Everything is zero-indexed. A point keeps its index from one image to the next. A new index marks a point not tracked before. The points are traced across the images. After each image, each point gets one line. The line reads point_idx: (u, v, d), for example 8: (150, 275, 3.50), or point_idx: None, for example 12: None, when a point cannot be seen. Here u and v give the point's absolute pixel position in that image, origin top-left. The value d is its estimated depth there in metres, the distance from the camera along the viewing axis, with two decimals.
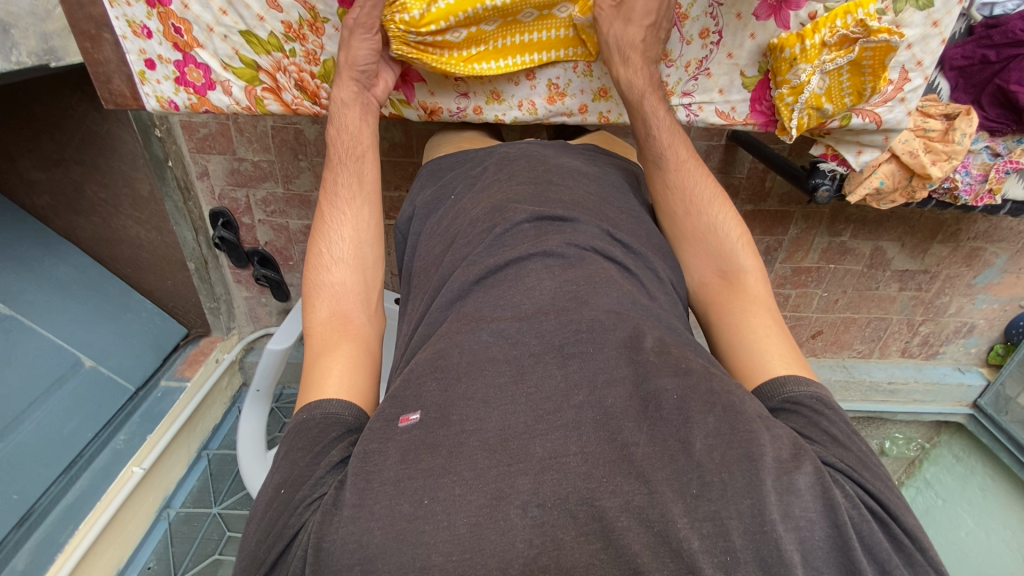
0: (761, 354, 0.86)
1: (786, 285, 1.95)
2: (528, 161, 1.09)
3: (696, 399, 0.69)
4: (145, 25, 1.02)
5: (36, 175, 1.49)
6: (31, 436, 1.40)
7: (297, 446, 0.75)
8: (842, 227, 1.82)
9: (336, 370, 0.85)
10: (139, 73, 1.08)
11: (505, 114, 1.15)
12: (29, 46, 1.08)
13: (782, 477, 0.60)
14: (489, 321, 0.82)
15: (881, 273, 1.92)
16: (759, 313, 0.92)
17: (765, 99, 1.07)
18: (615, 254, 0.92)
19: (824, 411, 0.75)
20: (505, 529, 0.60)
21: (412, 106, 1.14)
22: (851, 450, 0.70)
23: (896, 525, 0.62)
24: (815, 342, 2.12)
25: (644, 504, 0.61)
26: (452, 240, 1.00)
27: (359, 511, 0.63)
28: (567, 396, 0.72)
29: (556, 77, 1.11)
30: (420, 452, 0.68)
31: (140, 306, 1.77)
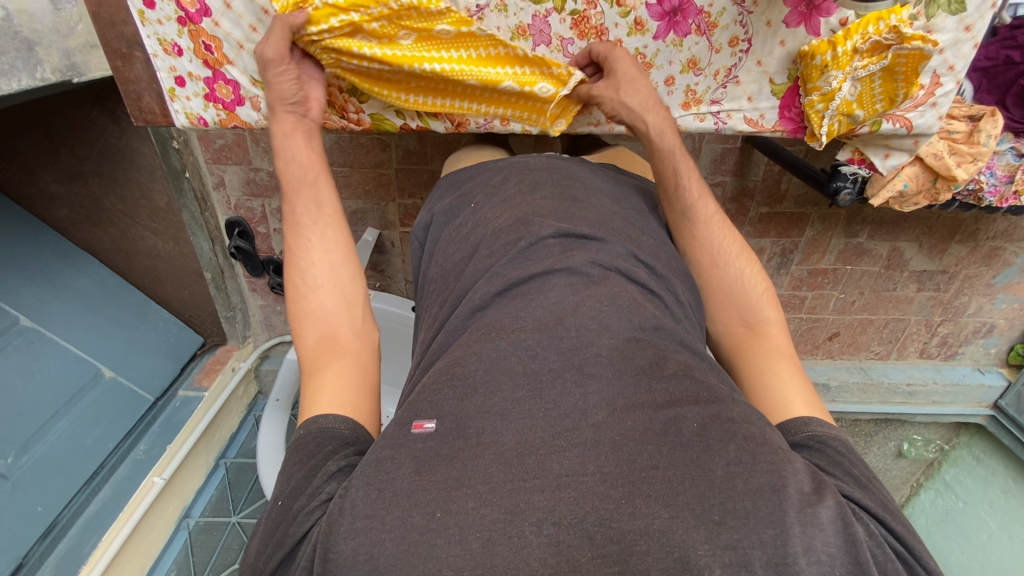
0: (783, 392, 0.87)
1: (803, 287, 1.95)
2: (550, 177, 1.08)
3: (717, 426, 0.70)
4: (176, 43, 1.03)
5: (56, 188, 1.51)
6: (52, 448, 1.41)
7: (293, 459, 0.76)
8: (858, 228, 1.81)
9: (329, 388, 0.84)
10: (168, 90, 1.08)
11: (532, 125, 1.14)
12: (51, 64, 1.09)
13: (805, 510, 0.61)
14: (507, 330, 0.82)
15: (899, 274, 1.91)
16: (783, 362, 0.92)
17: (794, 106, 1.07)
18: (634, 273, 0.91)
19: (846, 452, 0.75)
20: (520, 546, 0.60)
21: (439, 119, 1.14)
22: (874, 492, 0.71)
23: (916, 565, 0.64)
24: (832, 344, 2.11)
25: (664, 527, 0.60)
26: (475, 247, 0.99)
27: (371, 522, 0.63)
28: (585, 415, 0.72)
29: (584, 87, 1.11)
30: (433, 464, 0.68)
31: (157, 316, 1.78)
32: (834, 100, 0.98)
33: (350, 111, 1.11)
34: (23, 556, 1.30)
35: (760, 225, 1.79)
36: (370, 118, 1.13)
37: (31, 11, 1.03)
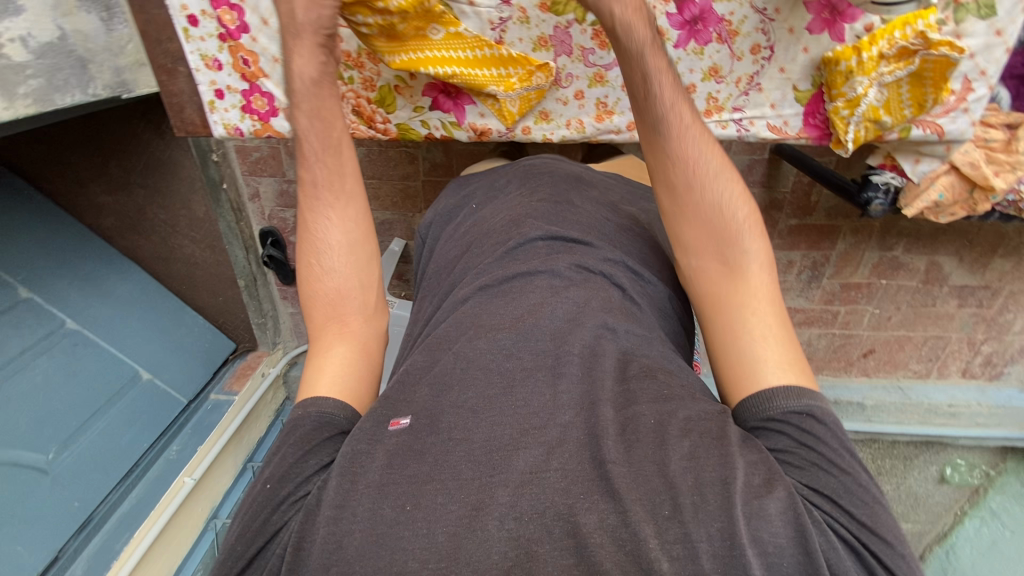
0: (752, 356, 0.75)
1: (835, 302, 1.90)
2: (552, 184, 1.08)
3: (675, 427, 0.67)
4: (217, 59, 1.11)
5: (103, 199, 1.62)
6: (92, 446, 1.47)
7: (291, 442, 0.74)
8: (894, 241, 1.76)
9: (330, 370, 0.84)
10: (209, 102, 1.15)
11: (553, 132, 1.16)
12: (102, 81, 1.17)
13: (751, 503, 0.58)
14: (480, 333, 0.81)
15: (938, 289, 1.84)
16: (764, 307, 0.79)
17: (819, 112, 1.05)
18: (617, 278, 0.90)
19: (814, 429, 0.66)
20: (482, 538, 0.59)
21: (462, 128, 1.15)
22: (848, 477, 0.63)
23: (873, 559, 0.58)
24: (867, 361, 2.04)
25: (617, 522, 0.59)
26: (468, 245, 1.03)
27: (341, 512, 0.63)
28: (553, 413, 0.70)
29: (603, 96, 1.12)
30: (406, 458, 0.68)
31: (193, 321, 1.85)
32: (859, 106, 0.97)
33: (377, 122, 1.16)
34: (58, 549, 1.33)
35: (790, 238, 1.76)
36: (397, 128, 1.17)
37: (86, 32, 1.12)
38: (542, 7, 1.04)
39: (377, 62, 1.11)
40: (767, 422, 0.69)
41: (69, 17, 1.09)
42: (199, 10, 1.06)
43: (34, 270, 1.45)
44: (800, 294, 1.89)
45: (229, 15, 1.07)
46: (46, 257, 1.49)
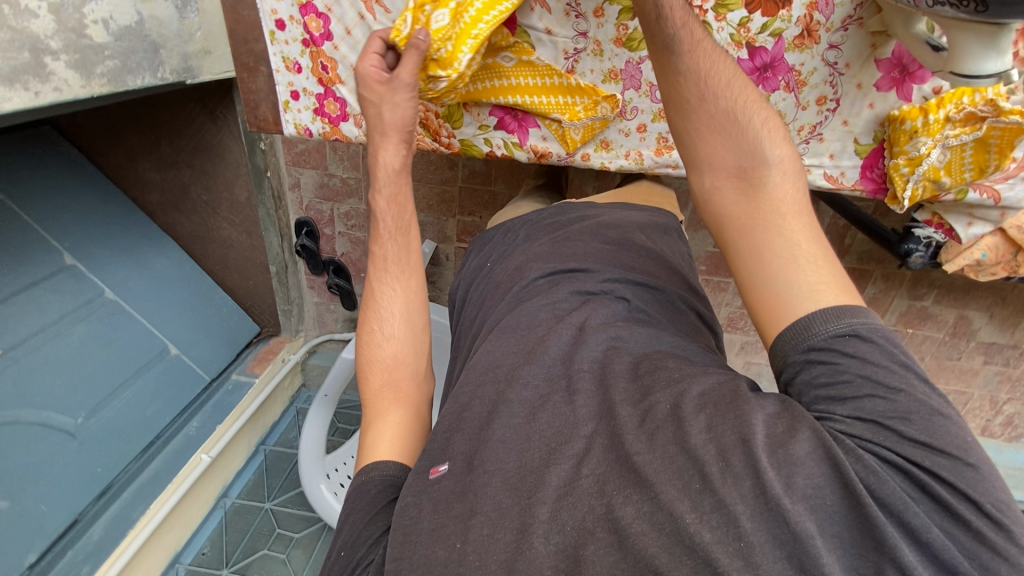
0: (784, 277, 0.69)
1: None
2: (552, 226, 1.14)
3: (693, 407, 0.64)
4: (297, 61, 1.14)
5: (151, 175, 1.69)
6: (119, 413, 1.51)
7: (359, 508, 0.79)
8: (924, 291, 1.74)
9: (387, 434, 0.91)
10: (284, 102, 1.20)
11: (611, 161, 1.18)
12: (169, 67, 1.20)
13: (777, 452, 0.54)
14: (506, 372, 0.81)
15: (965, 342, 1.82)
16: (795, 221, 0.72)
17: (878, 166, 1.06)
18: (618, 293, 0.92)
19: (855, 348, 0.60)
20: (531, 558, 0.59)
21: (523, 149, 1.19)
22: (897, 395, 0.57)
23: (921, 472, 0.52)
24: None
25: (653, 509, 0.57)
26: (483, 299, 1.06)
27: (399, 564, 0.65)
28: (576, 426, 0.69)
29: (666, 131, 1.12)
30: (451, 501, 0.69)
31: (222, 301, 1.90)
32: (921, 166, 0.97)
33: (442, 136, 1.21)
34: (77, 515, 1.37)
35: None
36: (460, 143, 1.21)
37: (161, 18, 1.15)
38: (618, 41, 1.04)
39: None
40: (810, 355, 0.63)
41: (147, 4, 1.12)
42: (286, 15, 1.08)
43: (79, 240, 1.52)
44: None
45: (315, 22, 1.07)
46: (87, 228, 1.56)
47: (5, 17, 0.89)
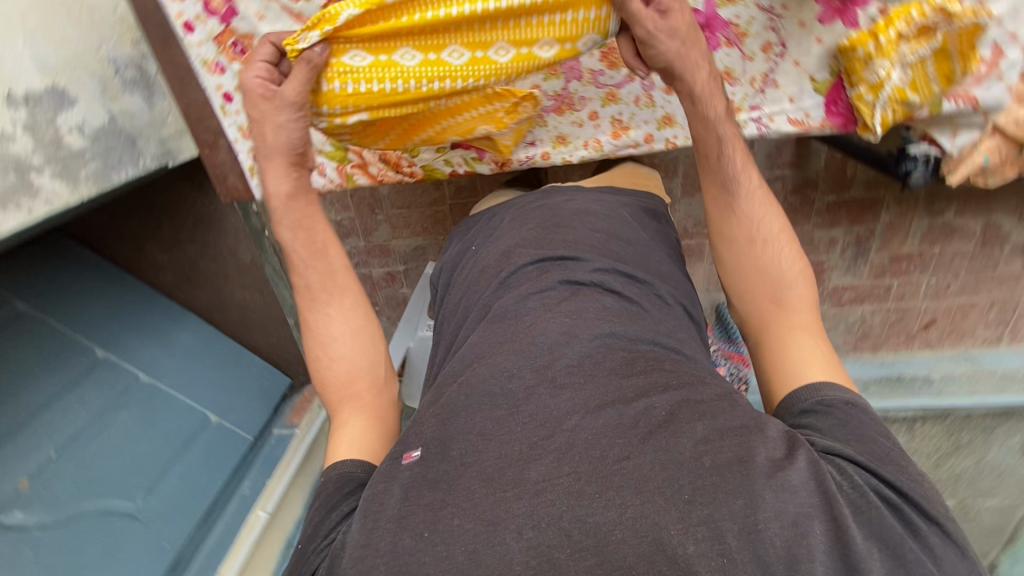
0: (803, 369, 0.84)
1: (886, 275, 1.83)
2: (539, 211, 1.11)
3: (689, 409, 0.69)
4: (252, 127, 1.14)
5: (161, 258, 1.76)
6: (175, 489, 1.58)
7: (317, 503, 0.83)
8: (942, 206, 1.68)
9: (346, 439, 0.95)
10: (250, 168, 1.19)
11: (572, 154, 1.24)
12: (150, 155, 1.25)
13: (775, 477, 0.59)
14: (484, 359, 0.83)
15: (998, 249, 1.74)
16: (811, 339, 0.89)
17: (840, 99, 1.05)
18: (608, 284, 0.92)
19: (850, 413, 0.73)
20: (502, 553, 0.59)
21: (483, 162, 1.27)
22: (883, 450, 0.68)
23: (911, 512, 0.62)
24: (929, 332, 1.96)
25: (638, 515, 0.59)
26: (466, 285, 1.06)
27: (365, 551, 0.65)
28: (560, 420, 0.70)
29: (619, 113, 1.20)
30: (422, 488, 0.69)
31: (251, 362, 1.93)
32: (883, 91, 0.95)
33: (404, 166, 1.27)
34: None
35: (829, 215, 1.72)
36: (422, 168, 1.27)
37: (132, 111, 1.20)
38: None
39: None
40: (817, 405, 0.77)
41: (116, 101, 1.17)
42: (231, 85, 1.11)
43: (106, 334, 1.58)
44: (848, 271, 1.84)
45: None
46: (111, 320, 1.61)
47: None
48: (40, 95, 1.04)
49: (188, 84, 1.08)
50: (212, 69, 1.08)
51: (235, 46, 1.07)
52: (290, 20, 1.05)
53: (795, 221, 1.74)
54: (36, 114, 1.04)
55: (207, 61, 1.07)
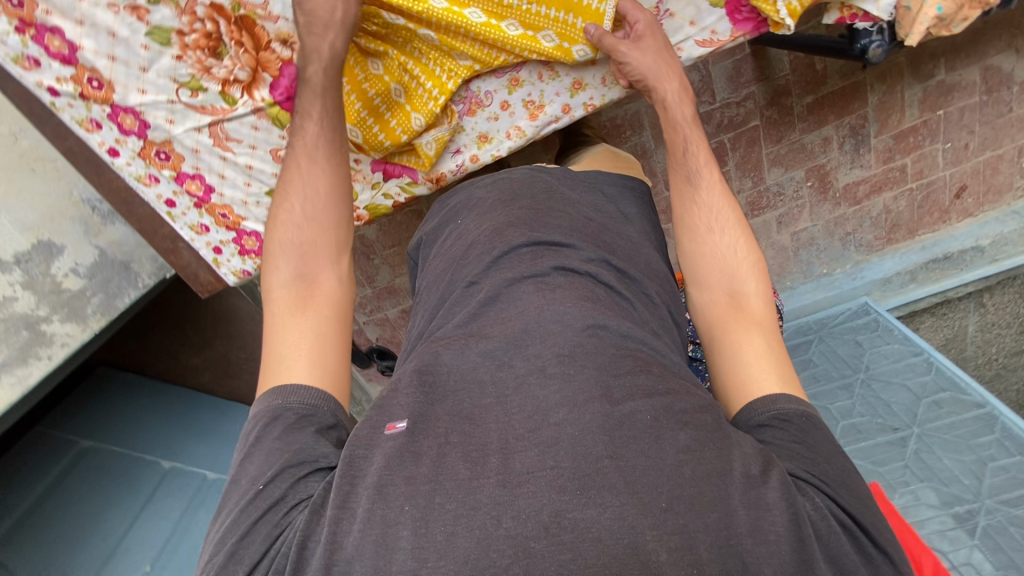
0: (751, 371, 0.73)
1: (896, 155, 1.71)
2: (529, 186, 0.98)
3: (669, 419, 0.62)
4: (202, 223, 1.07)
5: (194, 360, 1.89)
6: None
7: (277, 436, 0.67)
8: (930, 67, 1.59)
9: (307, 354, 0.75)
10: (212, 260, 1.12)
11: (499, 149, 1.10)
12: (147, 272, 1.34)
13: (749, 494, 0.56)
14: (471, 340, 0.76)
15: (1007, 91, 1.64)
16: (759, 336, 0.77)
17: (742, 5, 0.98)
18: (602, 277, 0.83)
19: (810, 430, 0.65)
20: (481, 538, 0.54)
21: (420, 184, 1.13)
22: (841, 469, 0.62)
23: (866, 537, 0.58)
24: (964, 201, 1.82)
25: (616, 516, 0.54)
26: (456, 258, 0.93)
27: (341, 513, 0.59)
28: (547, 414, 0.63)
29: (528, 94, 1.05)
30: (404, 460, 0.62)
31: None
32: None
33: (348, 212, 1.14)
34: None
35: (815, 116, 1.63)
36: (367, 211, 1.14)
37: (118, 239, 1.28)
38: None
39: None
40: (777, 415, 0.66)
41: (100, 235, 1.26)
42: (170, 192, 1.01)
43: (168, 445, 1.67)
44: (855, 165, 1.72)
45: (195, 185, 1.01)
46: (154, 429, 1.68)
47: None
48: (29, 253, 1.15)
49: (134, 202, 1.04)
50: (148, 182, 1.00)
51: (159, 155, 0.96)
52: (199, 115, 0.93)
53: (780, 133, 1.65)
54: (31, 269, 1.16)
55: (141, 177, 0.99)
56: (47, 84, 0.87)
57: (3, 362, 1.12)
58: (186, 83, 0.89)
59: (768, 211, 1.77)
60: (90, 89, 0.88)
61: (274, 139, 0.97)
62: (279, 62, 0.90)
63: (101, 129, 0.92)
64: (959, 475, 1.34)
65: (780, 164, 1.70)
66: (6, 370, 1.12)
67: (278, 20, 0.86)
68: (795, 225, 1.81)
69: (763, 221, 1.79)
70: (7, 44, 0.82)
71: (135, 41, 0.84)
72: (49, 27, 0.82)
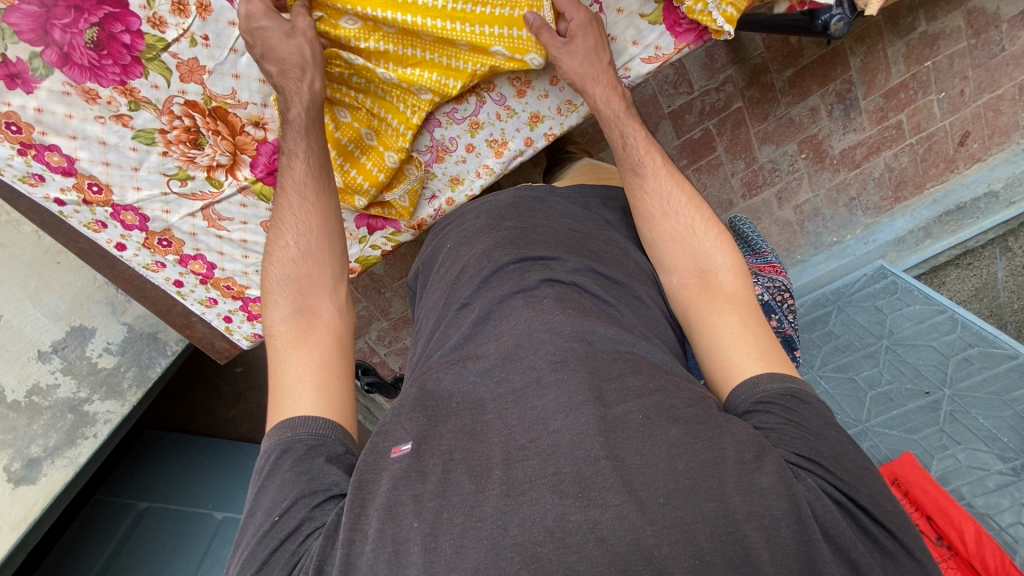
0: (728, 352, 0.74)
1: (889, 114, 1.68)
2: (513, 208, 1.01)
3: (659, 415, 0.63)
4: (209, 296, 1.14)
5: (230, 412, 2.01)
6: None
7: (289, 466, 0.69)
8: (909, 20, 1.57)
9: (311, 382, 0.78)
10: (225, 328, 1.19)
11: (472, 188, 1.15)
12: (173, 339, 1.42)
13: (743, 480, 0.57)
14: (469, 361, 0.78)
15: (995, 31, 1.60)
16: (731, 314, 0.78)
17: (680, 18, 1.00)
18: (588, 286, 0.84)
19: (797, 407, 0.65)
20: (490, 547, 0.56)
21: (403, 231, 1.19)
22: (833, 445, 0.62)
23: (864, 514, 0.58)
24: (970, 146, 1.76)
25: (618, 516, 0.55)
26: (449, 283, 0.96)
27: (353, 535, 0.61)
28: (547, 422, 0.66)
29: (491, 133, 1.09)
30: (411, 479, 0.64)
31: None
32: None
33: None
34: None
35: (798, 89, 1.62)
36: (358, 262, 1.21)
37: (142, 313, 1.38)
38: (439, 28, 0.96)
39: None
40: (762, 401, 0.67)
41: (127, 311, 1.36)
42: (176, 274, 1.08)
43: (216, 495, 1.73)
44: (848, 129, 1.69)
45: (198, 264, 1.08)
46: (203, 481, 1.76)
47: (39, 403, 1.23)
48: (63, 340, 1.28)
49: (146, 287, 1.11)
50: (156, 268, 1.07)
51: (161, 243, 1.04)
52: (191, 202, 1.00)
53: (765, 111, 1.63)
54: (67, 355, 1.28)
55: (149, 265, 1.06)
56: (54, 197, 0.94)
57: (54, 446, 1.24)
58: (174, 175, 0.96)
59: (765, 188, 1.76)
60: (92, 195, 0.95)
61: (262, 213, 1.04)
62: (255, 143, 0.96)
63: (106, 228, 1.00)
64: (997, 434, 1.27)
65: (771, 141, 1.68)
66: (57, 453, 1.24)
67: (248, 106, 0.92)
68: (796, 199, 1.79)
69: (762, 199, 1.77)
70: (13, 166, 0.90)
71: (124, 145, 0.91)
72: (47, 146, 0.89)
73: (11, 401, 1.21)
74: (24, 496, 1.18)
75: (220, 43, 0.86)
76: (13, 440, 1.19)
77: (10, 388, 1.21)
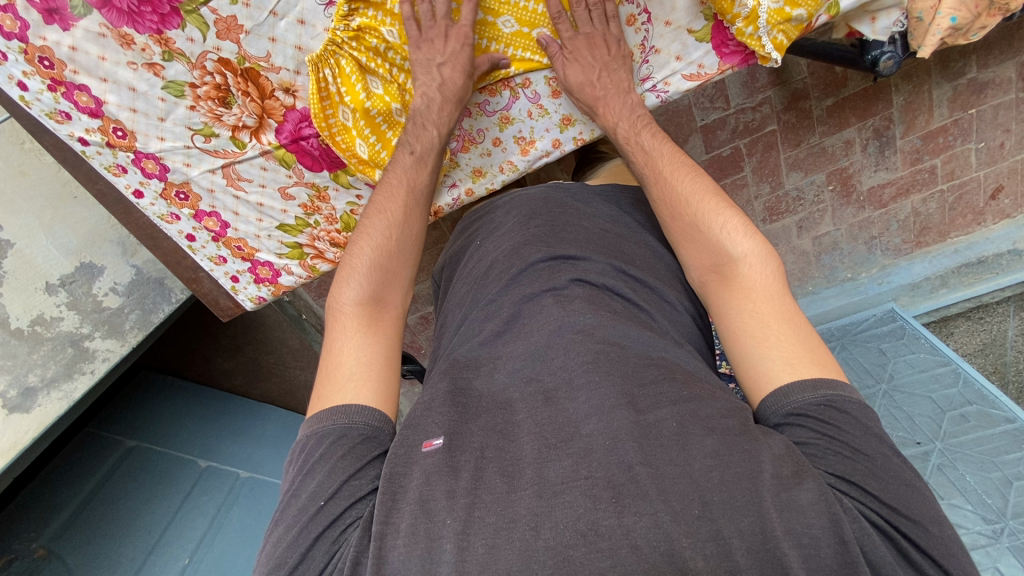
0: (760, 357, 0.71)
1: (924, 157, 1.64)
2: (545, 205, 1.00)
3: (694, 425, 0.64)
4: (220, 254, 1.14)
5: (227, 365, 2.04)
6: None
7: (339, 455, 0.69)
8: (959, 65, 1.51)
9: (373, 375, 0.79)
10: (231, 287, 1.19)
11: (493, 182, 1.14)
12: (179, 288, 1.45)
13: (781, 495, 0.57)
14: (499, 362, 0.80)
15: None
16: (759, 305, 0.75)
17: (729, 39, 0.98)
18: (619, 290, 0.84)
19: (833, 420, 0.63)
20: (523, 548, 0.56)
21: None
22: (874, 462, 0.60)
23: (905, 540, 0.56)
24: (1000, 201, 1.73)
25: (653, 523, 0.55)
26: (475, 283, 0.96)
27: (385, 529, 0.62)
28: (579, 424, 0.66)
29: (519, 130, 1.08)
30: (448, 476, 0.65)
31: None
32: (759, 18, 0.89)
33: None
34: None
35: (835, 119, 1.58)
36: None
37: (150, 257, 1.41)
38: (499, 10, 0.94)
39: (329, 200, 1.08)
40: (796, 417, 0.65)
41: (136, 254, 1.39)
42: (190, 228, 1.09)
43: (202, 446, 1.76)
44: (879, 167, 1.66)
45: (212, 222, 1.08)
46: (204, 433, 1.80)
47: (42, 334, 1.26)
48: (72, 275, 1.30)
49: (159, 237, 1.12)
50: (170, 219, 1.07)
51: (179, 195, 1.04)
52: (213, 158, 1.00)
53: (799, 137, 1.61)
54: (75, 291, 1.30)
55: (163, 216, 1.06)
56: (78, 135, 0.94)
57: (52, 378, 1.26)
58: (199, 130, 0.96)
59: (787, 216, 1.74)
60: (115, 138, 0.95)
61: (282, 178, 1.04)
62: (283, 109, 0.95)
63: (126, 173, 1.00)
64: (984, 496, 1.25)
65: (800, 168, 1.66)
66: (54, 385, 1.26)
67: (281, 71, 0.91)
68: (817, 230, 1.77)
69: (782, 226, 1.75)
70: (42, 101, 0.90)
71: (153, 94, 0.91)
72: (76, 85, 0.88)
73: (14, 328, 1.22)
74: (17, 423, 1.20)
75: (261, 5, 0.85)
76: (12, 366, 1.21)
77: (15, 315, 1.23)
